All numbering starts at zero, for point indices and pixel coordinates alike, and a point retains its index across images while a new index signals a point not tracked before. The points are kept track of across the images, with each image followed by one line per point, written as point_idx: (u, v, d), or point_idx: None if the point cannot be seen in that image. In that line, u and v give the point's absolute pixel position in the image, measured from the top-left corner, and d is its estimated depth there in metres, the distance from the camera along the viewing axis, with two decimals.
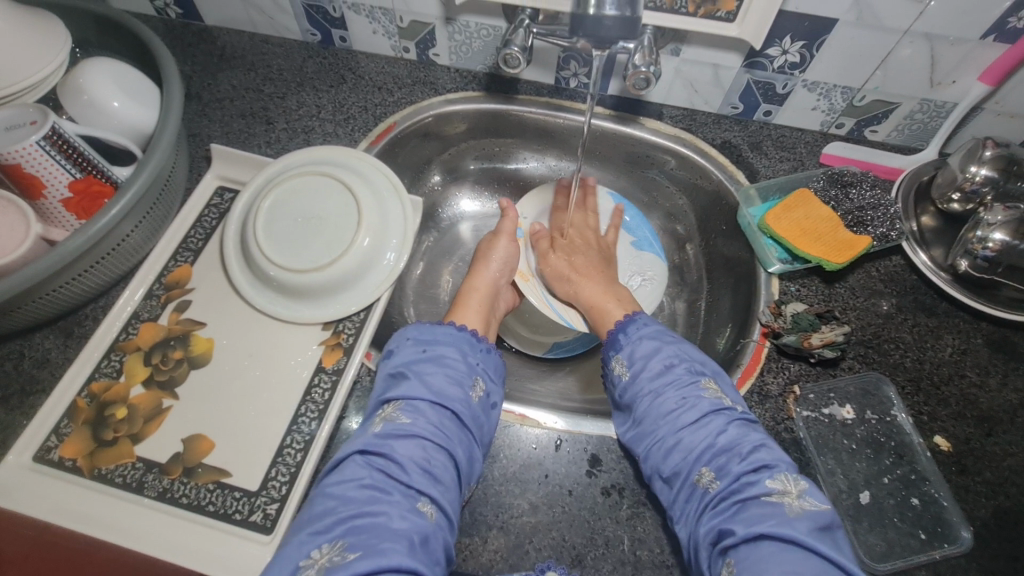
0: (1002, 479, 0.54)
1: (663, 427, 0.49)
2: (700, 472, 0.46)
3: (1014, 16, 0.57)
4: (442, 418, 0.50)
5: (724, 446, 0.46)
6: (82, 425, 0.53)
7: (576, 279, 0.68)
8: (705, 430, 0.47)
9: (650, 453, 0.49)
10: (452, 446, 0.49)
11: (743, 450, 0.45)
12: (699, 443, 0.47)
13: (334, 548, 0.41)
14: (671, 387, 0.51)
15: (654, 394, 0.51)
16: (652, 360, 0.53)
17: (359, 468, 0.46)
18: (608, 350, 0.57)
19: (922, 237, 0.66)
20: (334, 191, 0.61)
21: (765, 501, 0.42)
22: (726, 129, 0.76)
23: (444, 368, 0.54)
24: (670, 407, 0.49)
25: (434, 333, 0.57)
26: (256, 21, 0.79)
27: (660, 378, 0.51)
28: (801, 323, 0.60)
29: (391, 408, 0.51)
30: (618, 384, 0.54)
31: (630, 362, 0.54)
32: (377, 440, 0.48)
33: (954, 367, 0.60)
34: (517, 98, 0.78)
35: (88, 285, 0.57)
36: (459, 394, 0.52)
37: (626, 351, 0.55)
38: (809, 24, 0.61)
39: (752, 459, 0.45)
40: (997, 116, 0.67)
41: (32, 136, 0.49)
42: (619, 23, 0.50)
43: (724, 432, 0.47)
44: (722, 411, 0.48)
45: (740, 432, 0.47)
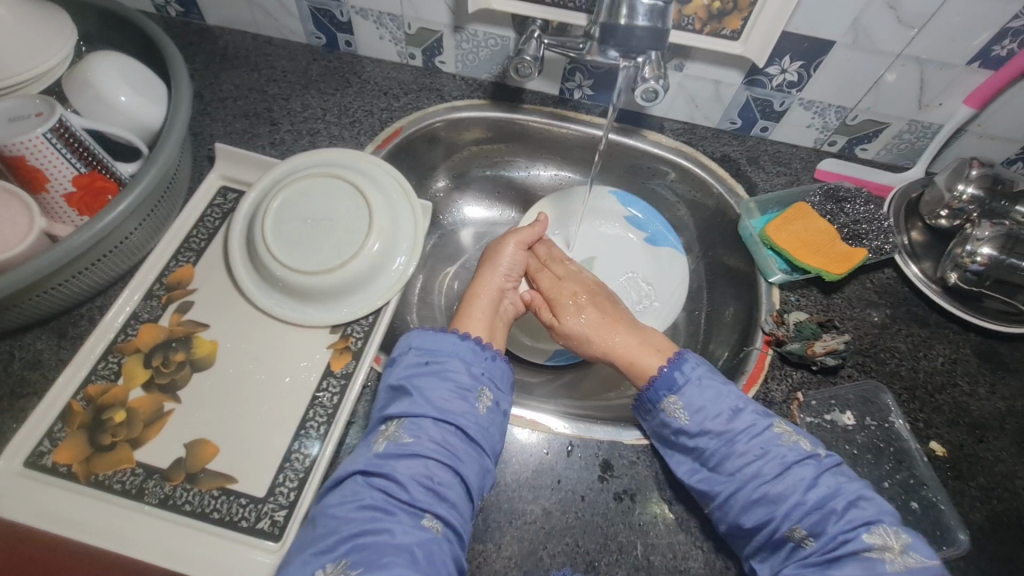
0: (994, 484, 0.56)
1: (742, 480, 0.48)
2: (792, 527, 0.46)
3: (997, 45, 0.60)
4: (445, 433, 0.49)
5: (816, 503, 0.46)
6: (78, 429, 0.51)
7: (598, 338, 0.64)
8: (789, 482, 0.47)
9: (728, 504, 0.48)
10: (457, 462, 0.47)
11: (837, 507, 0.46)
12: (786, 497, 0.47)
13: (339, 566, 0.41)
14: (743, 435, 0.50)
15: (726, 444, 0.50)
16: (718, 404, 0.51)
17: (360, 489, 0.45)
18: (656, 392, 0.54)
19: (913, 251, 0.69)
20: (347, 195, 0.61)
21: (863, 558, 0.44)
22: (725, 143, 0.78)
23: (446, 381, 0.51)
24: (747, 459, 0.49)
25: (438, 342, 0.54)
26: (260, 22, 0.79)
27: (729, 425, 0.50)
28: (804, 332, 0.62)
29: (391, 425, 0.49)
30: (676, 427, 0.52)
31: (691, 408, 0.52)
32: (378, 460, 0.46)
33: (946, 376, 0.62)
34: (523, 107, 0.79)
35: (86, 284, 0.55)
36: (462, 408, 0.50)
37: (685, 394, 0.52)
38: (808, 45, 0.64)
39: (850, 516, 0.45)
40: (978, 138, 0.71)
41: (39, 127, 0.47)
42: (649, 34, 0.50)
43: (813, 485, 0.47)
44: (808, 462, 0.48)
45: (832, 485, 0.47)
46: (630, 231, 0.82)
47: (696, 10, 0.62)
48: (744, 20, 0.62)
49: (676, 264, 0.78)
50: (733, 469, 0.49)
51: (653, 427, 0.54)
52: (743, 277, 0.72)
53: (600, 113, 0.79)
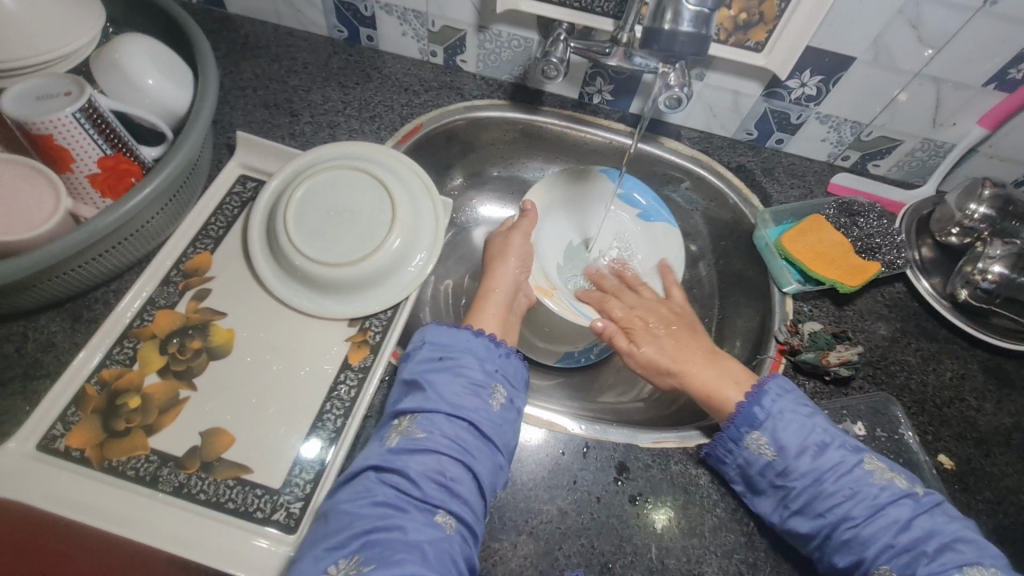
0: (1000, 498, 0.57)
1: (832, 522, 0.47)
2: (884, 571, 0.45)
3: (1014, 68, 0.61)
4: (458, 429, 0.48)
5: (908, 544, 0.45)
6: (92, 414, 0.50)
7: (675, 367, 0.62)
8: (881, 523, 0.46)
9: (823, 544, 0.48)
10: (469, 458, 0.47)
11: (930, 549, 0.45)
12: (877, 537, 0.46)
13: (352, 562, 0.40)
14: (833, 475, 0.48)
15: (815, 484, 0.48)
16: (803, 440, 0.50)
17: (373, 483, 0.45)
18: (736, 429, 0.52)
19: (923, 267, 0.70)
20: (370, 189, 0.61)
21: None
22: (741, 154, 0.79)
23: (458, 377, 0.51)
24: (837, 502, 0.47)
25: (450, 338, 0.53)
26: (282, 13, 0.78)
27: (818, 465, 0.49)
28: (818, 342, 0.63)
29: (404, 421, 0.49)
30: (761, 465, 0.50)
31: (777, 444, 0.50)
32: (391, 455, 0.46)
33: (954, 391, 0.63)
34: (542, 109, 0.79)
35: (104, 268, 0.55)
36: (474, 405, 0.49)
37: (769, 429, 0.51)
38: (829, 60, 0.65)
39: (946, 559, 0.44)
40: (988, 158, 0.73)
41: (68, 107, 0.47)
42: (692, 40, 0.49)
43: (905, 526, 0.46)
44: (900, 501, 0.47)
45: (926, 526, 0.46)
46: (622, 208, 0.80)
47: (723, 20, 0.63)
48: (769, 32, 0.63)
49: (670, 239, 0.78)
50: (823, 509, 0.48)
51: (735, 464, 0.52)
52: (755, 286, 0.73)
53: (619, 118, 0.79)
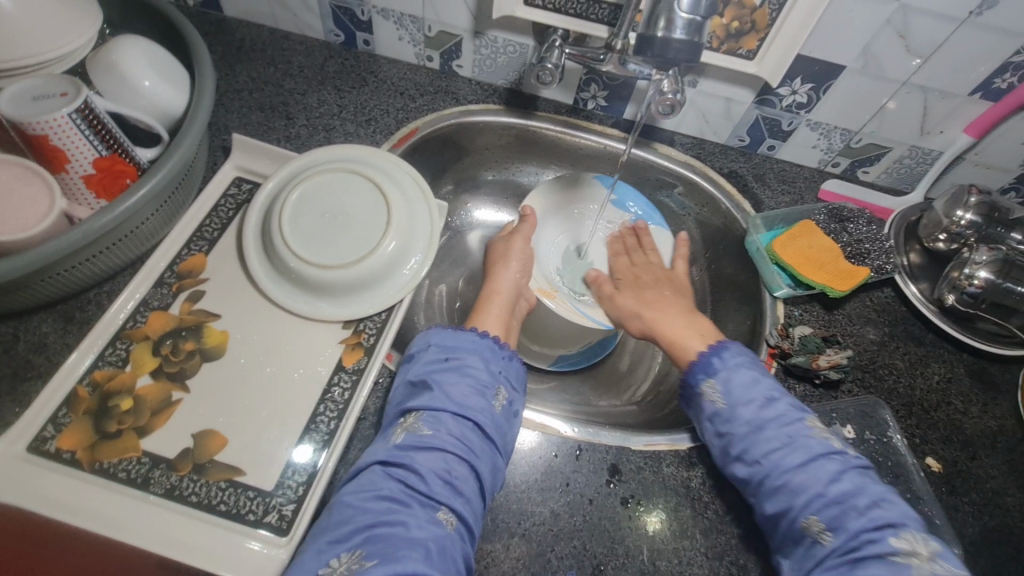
0: (986, 500, 0.58)
1: (765, 468, 0.48)
2: (810, 522, 0.45)
3: (999, 78, 0.62)
4: (463, 428, 0.49)
5: (837, 497, 0.45)
6: (83, 415, 0.50)
7: (647, 315, 0.67)
8: (813, 473, 0.46)
9: (757, 492, 0.49)
10: (473, 458, 0.47)
11: (860, 504, 0.44)
12: (807, 487, 0.46)
13: (354, 556, 0.40)
14: (772, 424, 0.49)
15: (753, 431, 0.50)
16: (750, 389, 0.52)
17: (378, 479, 0.45)
18: (693, 375, 0.55)
19: (912, 272, 0.71)
20: (367, 192, 0.61)
21: (886, 561, 0.41)
22: (732, 160, 0.80)
23: (465, 377, 0.51)
24: (772, 449, 0.48)
25: (457, 340, 0.55)
26: (278, 16, 0.79)
27: (760, 413, 0.50)
28: (808, 345, 0.64)
29: (410, 418, 0.49)
30: (709, 410, 0.53)
31: (725, 391, 0.52)
32: (397, 452, 0.46)
33: (941, 395, 0.64)
34: (536, 114, 0.80)
35: (98, 269, 0.55)
36: (480, 405, 0.50)
37: (721, 377, 0.53)
38: (819, 69, 0.66)
39: (873, 515, 0.44)
40: (975, 166, 0.74)
41: (64, 107, 0.47)
42: (687, 47, 0.49)
43: (837, 479, 0.46)
44: (834, 455, 0.47)
45: (856, 482, 0.46)
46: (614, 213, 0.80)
47: (715, 28, 0.64)
48: (760, 40, 0.64)
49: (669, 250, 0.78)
50: (758, 456, 0.49)
51: (692, 411, 0.55)
52: (747, 291, 0.74)
53: (613, 124, 0.80)
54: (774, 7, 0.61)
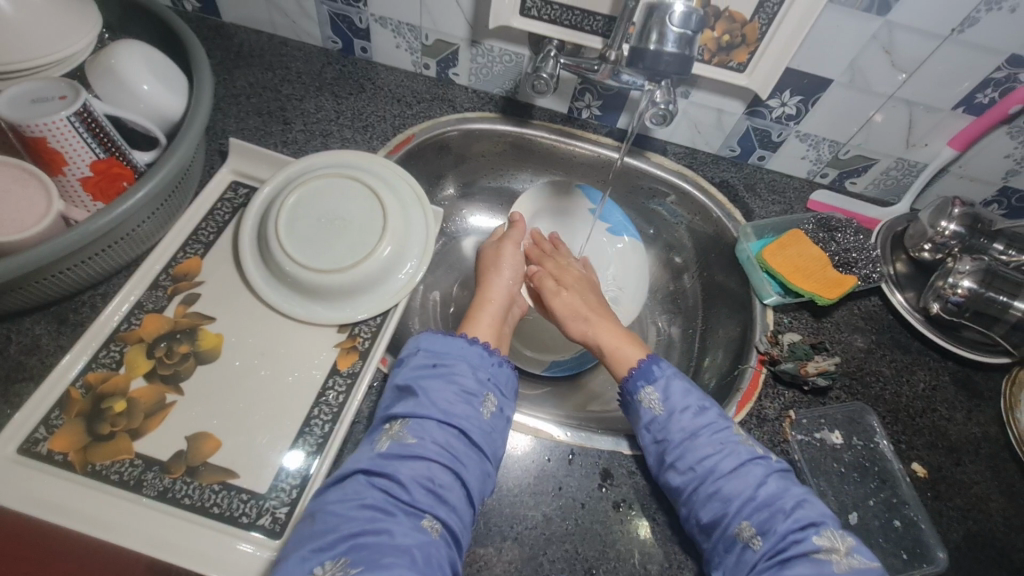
0: (970, 506, 0.59)
1: (701, 475, 0.50)
2: (741, 526, 0.48)
3: (981, 93, 0.64)
4: (450, 437, 0.49)
5: (766, 500, 0.48)
6: (76, 417, 0.50)
7: (594, 319, 0.68)
8: (744, 479, 0.50)
9: (690, 498, 0.51)
10: (459, 466, 0.47)
11: (786, 507, 0.48)
12: (739, 493, 0.49)
13: (337, 564, 0.40)
14: (706, 431, 0.52)
15: (689, 438, 0.52)
16: (685, 398, 0.55)
17: (362, 488, 0.45)
18: (633, 381, 0.57)
19: (898, 281, 0.73)
20: (362, 197, 0.62)
21: (812, 559, 0.45)
22: (723, 170, 0.81)
23: (451, 384, 0.51)
24: (707, 454, 0.51)
25: (446, 345, 0.54)
26: (276, 23, 0.80)
27: (695, 421, 0.53)
28: (797, 352, 0.65)
29: (396, 425, 0.49)
30: (648, 417, 0.55)
31: (664, 399, 0.55)
32: (383, 461, 0.47)
33: (927, 402, 0.65)
34: (532, 123, 0.81)
35: (93, 271, 0.55)
36: (466, 412, 0.50)
37: (659, 385, 0.56)
38: (807, 82, 0.67)
39: (796, 516, 0.47)
40: (959, 178, 0.76)
41: (63, 110, 0.47)
42: (677, 60, 0.51)
43: (764, 484, 0.49)
44: (759, 461, 0.51)
45: (780, 486, 0.49)
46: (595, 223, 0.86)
47: (707, 41, 0.65)
48: (750, 54, 0.65)
49: (636, 255, 0.84)
50: (693, 463, 0.51)
51: (630, 418, 0.57)
52: (737, 298, 0.75)
53: (606, 133, 0.81)
54: (764, 21, 0.62)
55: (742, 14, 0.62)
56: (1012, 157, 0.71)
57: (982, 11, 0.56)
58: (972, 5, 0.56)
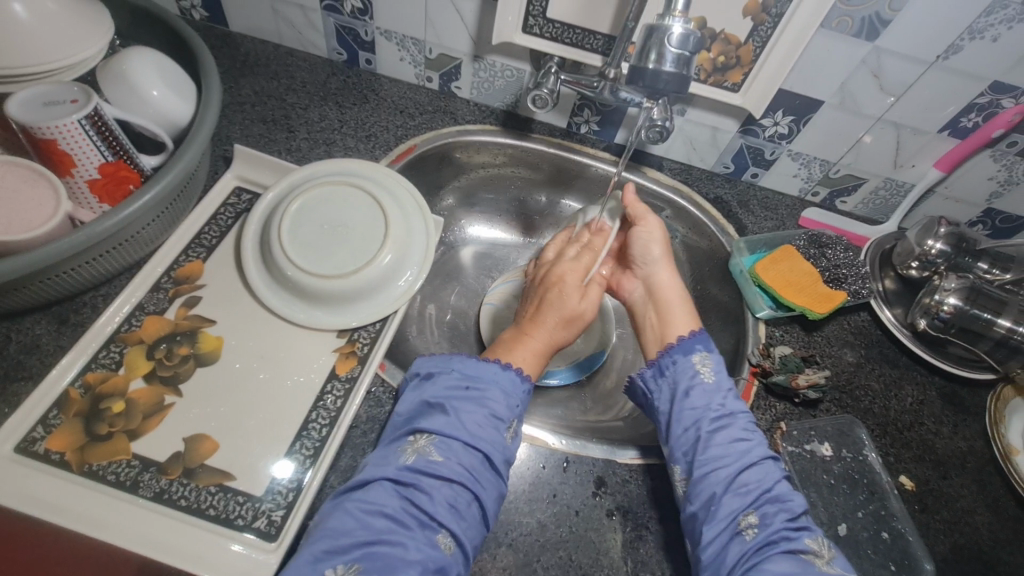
0: (956, 519, 0.60)
1: (732, 453, 0.52)
2: (745, 514, 0.49)
3: (965, 117, 0.66)
4: (476, 459, 0.49)
5: (779, 495, 0.50)
6: (74, 417, 0.50)
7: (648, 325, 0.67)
8: (763, 472, 0.51)
9: (708, 476, 0.51)
10: (479, 488, 0.48)
11: (794, 507, 0.49)
12: (754, 483, 0.50)
13: (350, 570, 0.41)
14: (742, 416, 0.55)
15: (726, 416, 0.55)
16: (727, 387, 0.57)
17: (385, 495, 0.46)
18: (692, 343, 0.59)
19: (886, 297, 0.75)
20: (366, 205, 0.63)
21: (801, 559, 0.46)
22: (717, 186, 0.83)
23: (483, 408, 0.52)
24: (740, 437, 0.53)
25: (479, 369, 0.55)
26: (283, 33, 0.81)
27: (735, 403, 0.56)
28: (789, 365, 0.66)
29: (421, 439, 0.50)
30: (695, 382, 0.57)
31: (715, 371, 0.58)
32: (409, 474, 0.47)
33: (914, 416, 0.67)
34: (531, 136, 0.83)
35: (96, 272, 0.55)
36: (494, 437, 0.50)
37: (714, 359, 0.59)
38: (800, 102, 0.69)
39: (800, 520, 0.49)
40: (945, 199, 0.78)
41: (74, 113, 0.48)
42: (675, 79, 0.53)
43: (779, 482, 0.51)
44: (776, 462, 0.53)
45: (788, 490, 0.51)
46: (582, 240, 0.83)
47: (703, 61, 0.67)
48: (745, 74, 0.68)
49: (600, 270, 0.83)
50: (724, 441, 0.53)
51: (671, 378, 0.58)
52: (730, 312, 0.77)
53: (604, 148, 0.83)
54: (758, 44, 0.64)
55: (738, 37, 0.64)
56: (995, 180, 0.74)
57: (966, 40, 0.59)
58: (957, 33, 0.59)
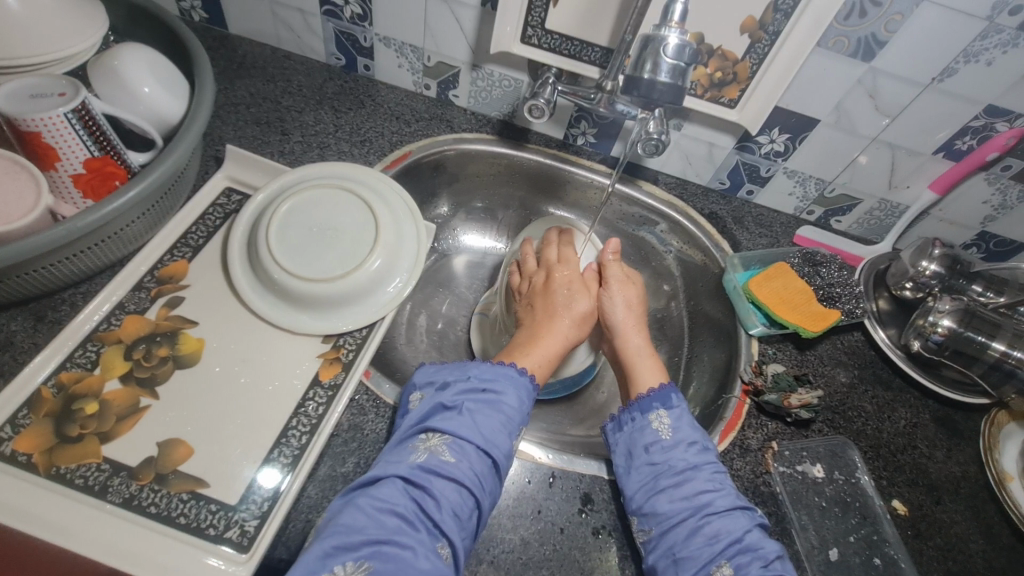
0: (949, 545, 0.59)
1: (693, 505, 0.50)
2: (718, 565, 0.47)
3: (959, 140, 0.66)
4: (485, 465, 0.48)
5: (749, 545, 0.48)
6: (44, 417, 0.48)
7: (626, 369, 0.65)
8: (734, 522, 0.49)
9: (672, 530, 0.50)
10: (484, 498, 0.47)
11: (766, 556, 0.47)
12: (725, 533, 0.49)
13: (360, 568, 0.40)
14: (707, 467, 0.53)
15: (690, 470, 0.53)
16: (693, 435, 0.55)
17: (395, 494, 0.44)
18: (650, 400, 0.58)
19: (880, 318, 0.74)
20: (359, 209, 0.62)
21: None
22: (712, 202, 0.83)
23: (497, 413, 0.51)
24: (704, 489, 0.51)
25: (496, 372, 0.54)
26: (282, 36, 0.81)
27: (698, 455, 0.54)
28: (781, 383, 0.65)
29: (434, 438, 0.48)
30: (652, 438, 0.55)
31: (674, 426, 0.56)
32: (421, 473, 0.46)
33: (907, 438, 0.66)
34: (527, 146, 0.82)
35: (76, 268, 0.54)
36: (505, 444, 0.50)
37: (673, 413, 0.57)
38: (795, 121, 0.70)
39: (773, 568, 0.47)
40: (939, 222, 0.78)
41: (61, 107, 0.47)
42: (670, 90, 0.52)
43: (750, 530, 0.49)
44: (747, 511, 0.51)
45: (760, 538, 0.49)
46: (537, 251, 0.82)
47: (700, 76, 0.67)
48: (741, 91, 0.68)
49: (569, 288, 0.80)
50: (688, 494, 0.51)
51: (629, 433, 0.56)
52: (723, 328, 0.76)
53: (600, 160, 0.83)
54: (755, 60, 0.64)
55: (735, 53, 0.64)
56: (990, 204, 0.74)
57: (961, 63, 0.59)
58: (951, 56, 0.59)
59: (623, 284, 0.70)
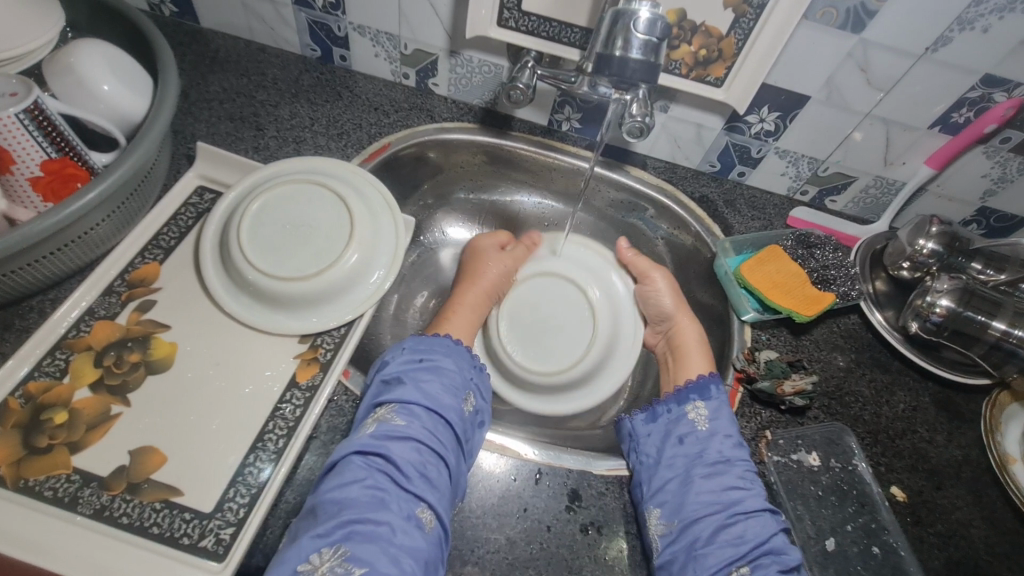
0: (951, 531, 0.57)
1: (722, 502, 0.52)
2: (737, 564, 0.49)
3: (955, 113, 0.64)
4: (437, 424, 0.50)
5: (773, 548, 0.49)
6: (11, 429, 0.47)
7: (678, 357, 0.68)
8: (761, 524, 0.50)
9: (696, 524, 0.51)
10: (447, 454, 0.49)
11: (788, 559, 0.49)
12: (750, 532, 0.50)
13: (336, 552, 0.40)
14: (740, 465, 0.54)
15: (723, 464, 0.54)
16: (730, 429, 0.56)
17: (356, 471, 0.45)
18: (688, 392, 0.59)
19: (877, 300, 0.72)
20: (330, 203, 0.60)
21: None
22: (703, 185, 0.81)
23: (439, 376, 0.54)
24: (736, 486, 0.52)
25: (429, 343, 0.56)
26: (254, 28, 0.78)
27: (733, 450, 0.54)
28: (774, 370, 0.64)
29: (383, 410, 0.50)
30: (689, 428, 0.57)
31: (712, 418, 0.57)
32: (373, 441, 0.47)
33: (907, 423, 0.64)
34: (510, 134, 0.80)
35: (43, 273, 0.52)
36: (454, 404, 0.52)
37: (710, 405, 0.58)
38: (785, 98, 0.67)
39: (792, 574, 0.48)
40: (937, 198, 0.76)
41: (11, 107, 0.45)
42: (642, 67, 0.50)
43: (776, 533, 0.50)
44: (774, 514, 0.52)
45: (784, 541, 0.50)
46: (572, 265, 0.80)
47: (683, 55, 0.65)
48: (728, 68, 0.65)
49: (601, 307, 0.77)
50: (720, 489, 0.52)
51: (666, 422, 0.58)
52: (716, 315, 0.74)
53: (586, 146, 0.80)
54: (740, 37, 0.62)
55: (719, 29, 0.62)
56: (989, 177, 0.71)
57: (955, 31, 0.56)
58: (945, 25, 0.56)
59: (665, 281, 0.75)
